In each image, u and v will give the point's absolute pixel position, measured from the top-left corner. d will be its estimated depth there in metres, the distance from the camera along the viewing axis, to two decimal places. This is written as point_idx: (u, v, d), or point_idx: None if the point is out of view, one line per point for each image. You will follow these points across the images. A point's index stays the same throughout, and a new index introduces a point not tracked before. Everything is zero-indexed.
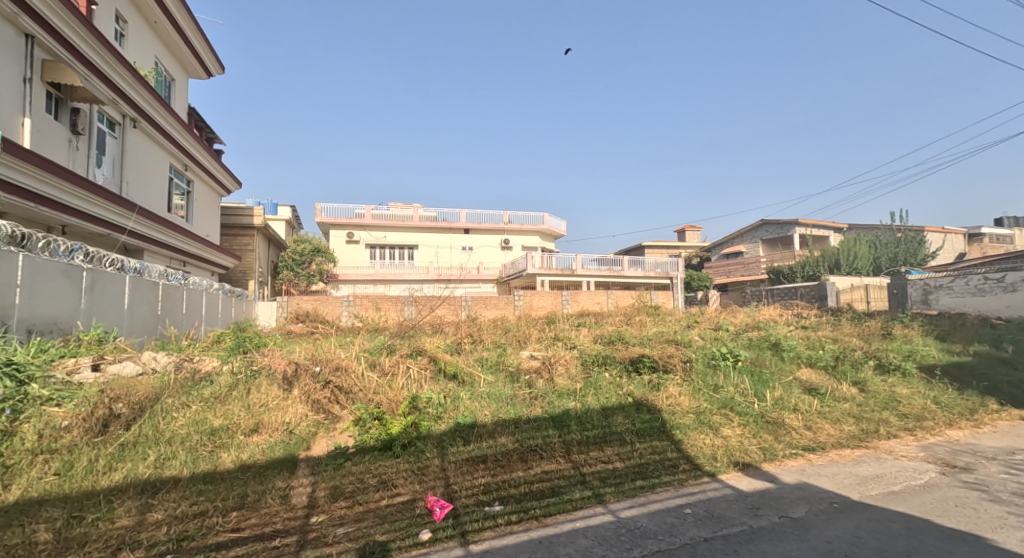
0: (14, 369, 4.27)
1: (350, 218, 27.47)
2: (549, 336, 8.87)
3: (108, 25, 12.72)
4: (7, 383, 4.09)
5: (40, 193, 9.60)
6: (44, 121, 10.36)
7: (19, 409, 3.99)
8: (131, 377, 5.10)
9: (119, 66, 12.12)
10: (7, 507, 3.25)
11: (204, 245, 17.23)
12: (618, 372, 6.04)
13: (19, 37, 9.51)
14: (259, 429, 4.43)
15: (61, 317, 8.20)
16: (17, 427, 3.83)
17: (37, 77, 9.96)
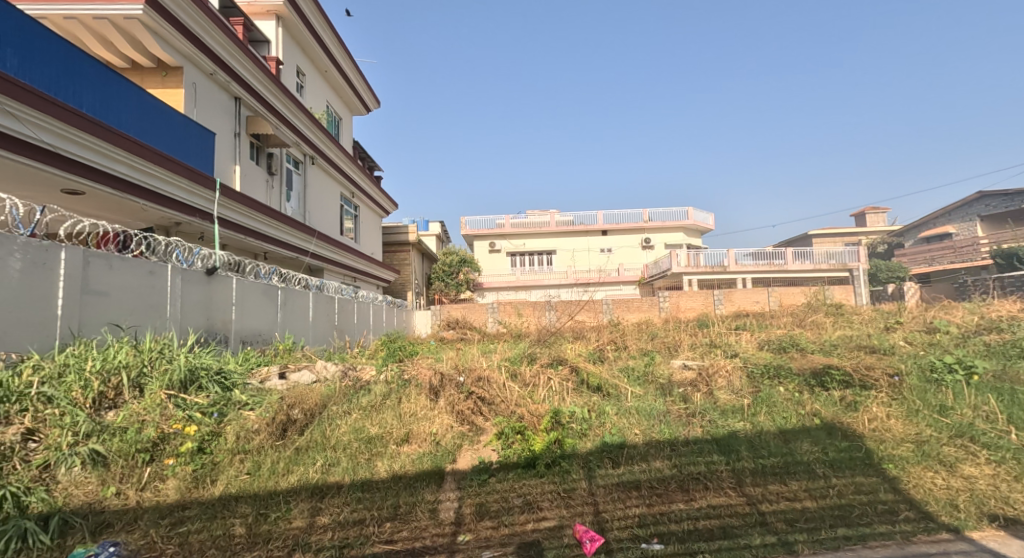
0: (222, 377, 4.84)
1: (491, 229, 28.63)
2: (705, 342, 7.95)
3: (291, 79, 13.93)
4: (216, 389, 4.61)
5: (252, 229, 10.97)
6: (250, 168, 11.73)
7: (223, 412, 4.42)
8: (309, 384, 5.60)
9: (299, 113, 13.66)
10: (213, 500, 3.49)
11: (370, 262, 19.06)
12: (798, 388, 5.10)
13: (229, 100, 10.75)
14: (409, 439, 4.53)
15: (263, 329, 9.20)
16: (223, 428, 4.20)
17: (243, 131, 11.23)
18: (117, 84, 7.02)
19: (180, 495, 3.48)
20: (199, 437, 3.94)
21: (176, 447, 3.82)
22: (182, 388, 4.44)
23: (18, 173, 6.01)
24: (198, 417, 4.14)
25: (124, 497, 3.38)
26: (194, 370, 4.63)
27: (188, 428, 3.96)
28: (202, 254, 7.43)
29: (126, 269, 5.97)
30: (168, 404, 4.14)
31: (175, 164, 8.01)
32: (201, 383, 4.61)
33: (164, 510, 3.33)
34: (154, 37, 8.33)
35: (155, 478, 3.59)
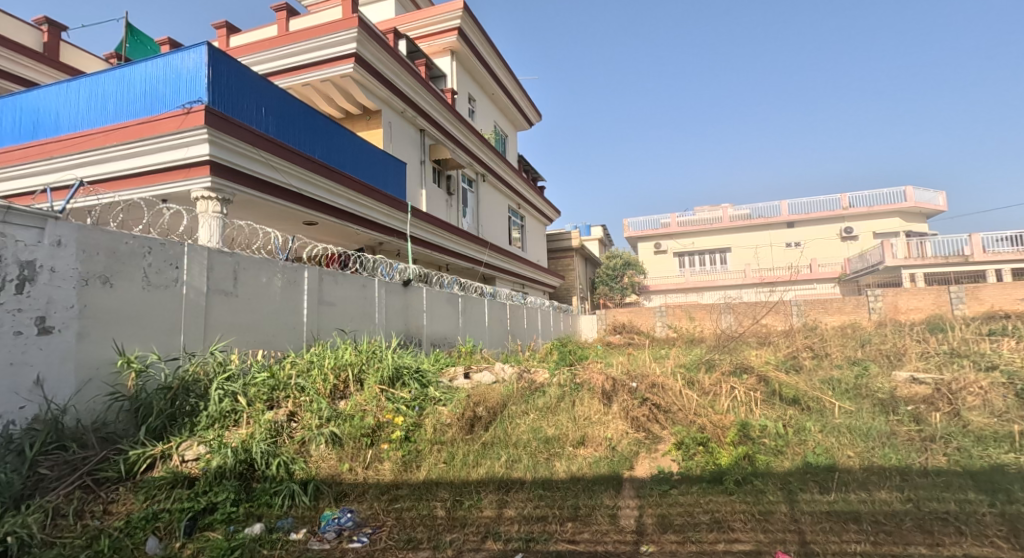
0: (419, 375, 5.49)
1: (656, 229, 27.60)
2: (946, 351, 6.50)
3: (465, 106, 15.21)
4: (416, 386, 5.27)
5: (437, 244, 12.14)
6: (434, 190, 13.09)
7: (423, 406, 5.03)
8: (490, 384, 6.06)
9: (471, 136, 14.86)
10: (419, 483, 3.96)
11: (536, 269, 19.84)
12: None
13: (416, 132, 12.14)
14: (585, 442, 4.62)
15: (448, 333, 10.19)
16: (423, 420, 4.77)
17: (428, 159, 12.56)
18: (339, 133, 8.48)
19: (393, 475, 4.02)
20: (405, 427, 4.55)
21: (389, 434, 4.44)
22: (390, 384, 5.16)
23: (274, 211, 7.57)
24: (404, 409, 4.78)
25: (355, 473, 3.99)
26: (399, 368, 5.36)
27: (397, 418, 4.60)
28: (400, 268, 8.54)
29: (346, 283, 7.16)
30: (381, 397, 4.86)
31: (378, 194, 9.36)
32: (404, 380, 5.31)
33: (383, 487, 3.87)
34: (360, 88, 9.87)
35: (375, 459, 4.19)
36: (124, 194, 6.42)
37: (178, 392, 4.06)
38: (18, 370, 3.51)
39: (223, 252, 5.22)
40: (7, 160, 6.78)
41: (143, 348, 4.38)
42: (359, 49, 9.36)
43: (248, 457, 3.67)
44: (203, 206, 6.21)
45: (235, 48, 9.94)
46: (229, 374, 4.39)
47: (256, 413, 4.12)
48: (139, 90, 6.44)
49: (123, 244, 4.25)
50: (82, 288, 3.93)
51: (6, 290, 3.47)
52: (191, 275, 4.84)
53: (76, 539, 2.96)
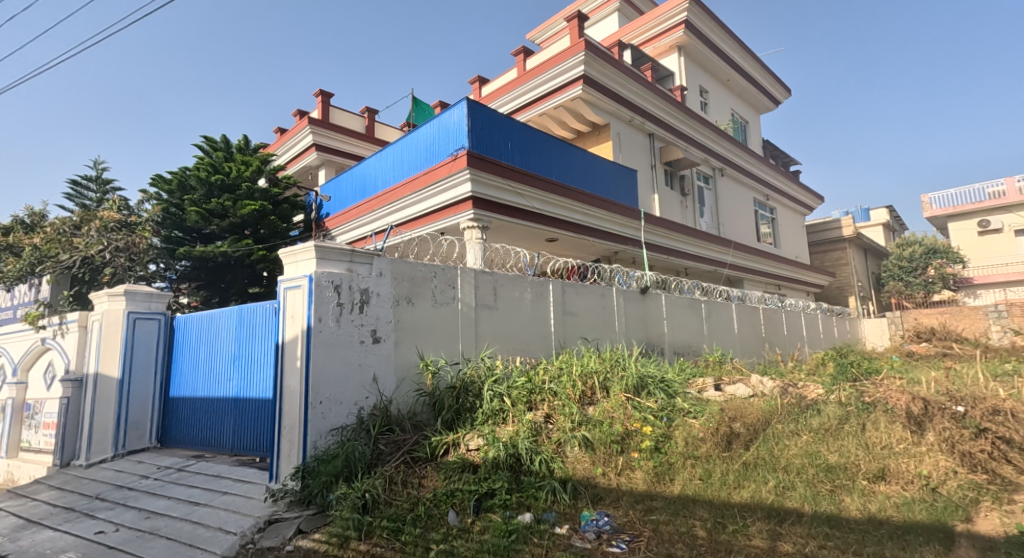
0: (665, 385, 5.35)
1: (979, 204, 21.61)
2: None
3: (697, 100, 14.33)
4: (662, 396, 5.14)
5: (671, 248, 11.54)
6: (668, 193, 12.64)
7: (671, 417, 4.85)
8: (746, 398, 5.53)
9: (706, 130, 13.89)
10: (675, 498, 3.84)
11: (794, 267, 17.32)
12: None
13: (647, 137, 12.02)
14: (887, 478, 3.87)
15: (693, 341, 9.68)
16: (673, 432, 4.60)
17: (660, 162, 12.30)
18: (573, 152, 8.99)
19: (646, 486, 3.99)
20: (655, 437, 4.49)
21: (638, 443, 4.44)
22: (635, 393, 5.16)
23: (521, 232, 8.39)
24: (652, 419, 4.71)
25: (609, 477, 4.09)
26: (643, 378, 5.33)
27: (645, 427, 4.57)
28: (636, 275, 8.50)
29: (587, 293, 7.47)
30: (628, 405, 4.89)
31: (611, 204, 9.58)
32: (649, 389, 5.24)
33: (636, 495, 3.88)
34: (590, 106, 10.30)
35: (626, 467, 4.23)
36: (417, 231, 7.98)
37: (461, 391, 4.87)
38: (363, 370, 4.69)
39: (485, 272, 6.03)
40: (347, 216, 9.14)
41: (436, 353, 5.35)
42: (587, 70, 9.83)
43: (516, 452, 4.12)
44: (468, 234, 7.28)
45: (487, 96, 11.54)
46: (496, 378, 5.01)
47: (519, 413, 4.60)
48: (421, 145, 7.95)
49: (419, 271, 5.29)
50: (396, 307, 5.03)
51: (354, 311, 4.66)
52: (464, 293, 5.73)
53: (403, 502, 3.78)
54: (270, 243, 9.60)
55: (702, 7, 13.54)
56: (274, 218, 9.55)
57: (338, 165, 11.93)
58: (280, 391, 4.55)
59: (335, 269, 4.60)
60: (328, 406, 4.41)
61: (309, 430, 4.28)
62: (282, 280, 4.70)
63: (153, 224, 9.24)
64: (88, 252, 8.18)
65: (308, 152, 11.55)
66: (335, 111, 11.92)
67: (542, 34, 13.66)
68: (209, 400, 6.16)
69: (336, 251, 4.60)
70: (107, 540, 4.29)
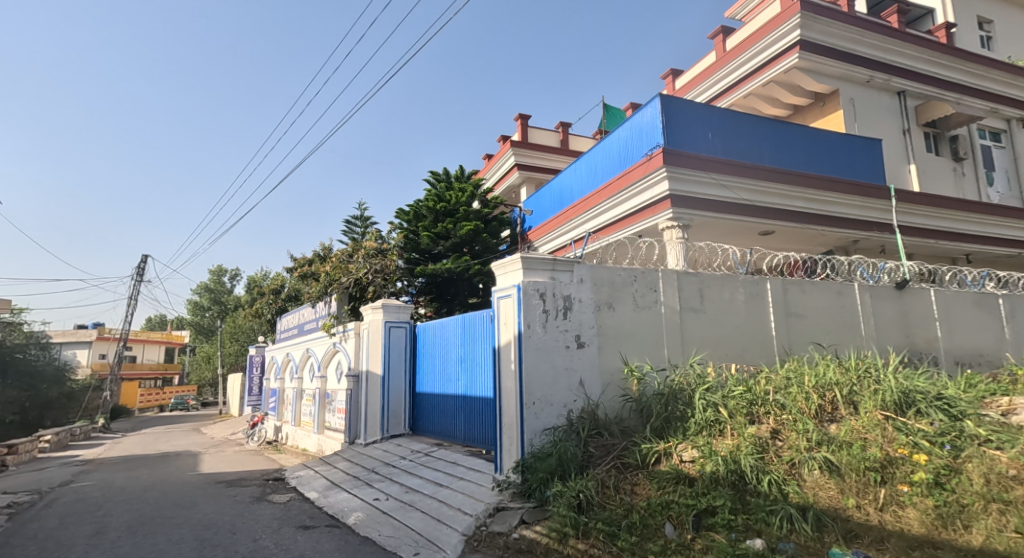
0: (945, 402, 4.16)
1: None
2: None
3: (973, 35, 11.06)
4: (942, 417, 3.96)
5: (940, 228, 9.18)
6: (932, 161, 10.10)
7: (957, 445, 3.72)
8: None
9: (993, 71, 10.62)
10: (972, 550, 2.94)
11: None
12: None
13: (894, 97, 9.85)
14: None
15: (984, 347, 7.49)
16: (961, 465, 3.54)
17: (915, 125, 9.94)
18: (790, 129, 7.90)
19: (923, 529, 3.16)
20: (933, 469, 3.49)
21: (907, 475, 3.52)
22: (898, 411, 4.13)
23: (731, 227, 7.71)
24: (926, 445, 3.69)
25: (865, 512, 3.36)
26: (908, 393, 4.23)
27: (916, 455, 3.61)
28: (889, 267, 7.03)
29: (818, 291, 6.44)
30: (887, 426, 3.96)
31: (845, 184, 8.12)
32: (919, 408, 4.12)
33: (911, 540, 3.08)
34: (810, 75, 8.94)
35: (892, 501, 3.41)
36: (616, 236, 7.96)
37: (669, 398, 4.66)
38: (570, 374, 4.87)
39: (690, 274, 5.69)
40: (549, 227, 9.60)
41: (640, 359, 5.25)
42: (805, 33, 8.57)
43: (739, 468, 3.72)
44: (669, 234, 6.96)
45: (685, 87, 10.92)
46: (708, 386, 4.65)
47: (739, 425, 4.17)
48: (616, 150, 7.92)
49: (618, 275, 5.27)
50: (597, 312, 5.10)
51: (558, 317, 4.89)
52: (667, 296, 5.50)
53: (617, 508, 3.76)
54: (484, 258, 10.73)
55: None
56: (486, 235, 10.68)
57: (542, 180, 12.65)
58: (499, 391, 5.01)
59: (538, 278, 4.90)
60: (541, 407, 4.70)
61: (526, 428, 4.62)
62: (496, 290, 5.17)
63: (398, 249, 10.89)
64: (358, 274, 10.05)
65: (511, 171, 12.58)
66: (533, 131, 12.74)
67: (745, 7, 12.39)
68: (444, 397, 7.13)
69: (540, 260, 4.89)
70: (382, 506, 5.30)
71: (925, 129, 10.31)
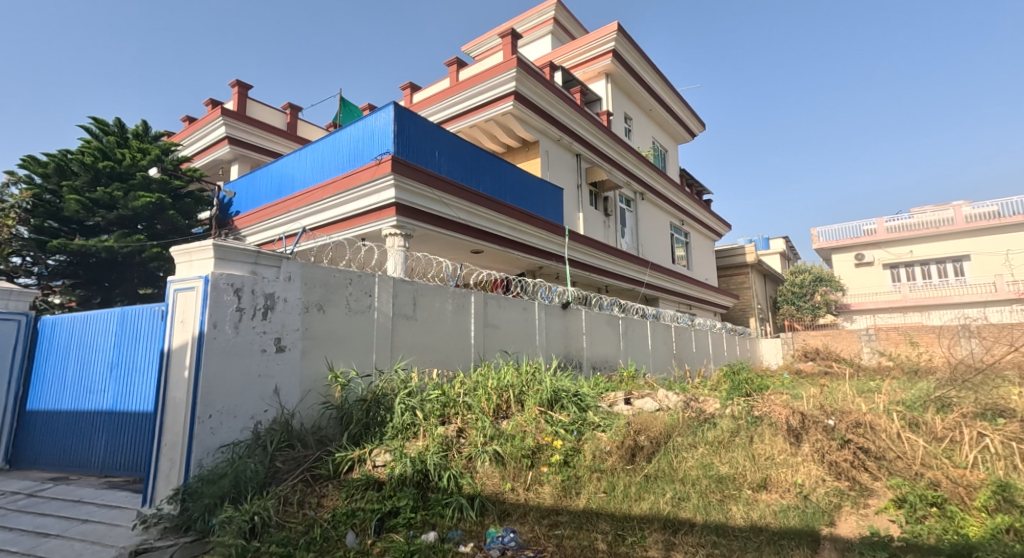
0: (577, 398, 5.29)
1: (857, 238, 23.85)
2: None
3: (622, 126, 14.80)
4: (574, 410, 5.07)
5: (592, 264, 11.81)
6: (593, 213, 12.98)
7: (581, 431, 4.81)
8: (653, 412, 5.58)
9: (632, 155, 14.38)
10: (579, 511, 3.76)
11: (707, 288, 18.00)
12: None
13: (573, 157, 12.34)
14: (768, 486, 4.11)
15: (609, 356, 9.82)
16: (581, 445, 4.57)
17: (585, 182, 12.62)
18: (501, 164, 9.02)
19: (553, 500, 3.89)
20: (564, 452, 4.41)
21: (548, 458, 4.36)
22: (549, 407, 5.09)
23: (445, 242, 8.32)
24: (562, 433, 4.65)
25: (517, 492, 3.99)
26: (557, 391, 5.25)
27: (555, 441, 4.50)
28: (558, 290, 8.65)
29: (509, 306, 7.47)
30: (541, 419, 4.83)
31: (537, 219, 9.67)
32: (562, 403, 5.16)
33: (543, 510, 3.77)
34: (520, 122, 10.44)
35: (535, 482, 4.14)
36: (335, 236, 7.68)
37: (371, 404, 4.64)
38: (264, 382, 4.38)
39: (404, 281, 5.86)
40: (260, 216, 8.58)
41: (346, 365, 5.10)
42: (518, 86, 9.98)
43: (424, 468, 3.94)
44: (391, 241, 7.08)
45: (417, 104, 11.40)
46: (410, 390, 4.84)
47: (431, 426, 4.45)
48: (345, 148, 7.66)
49: (333, 277, 5.05)
50: (304, 314, 4.75)
51: (256, 317, 4.35)
52: (381, 302, 5.53)
53: (298, 524, 3.52)
54: (166, 239, 8.93)
55: (629, 38, 14.07)
56: (175, 213, 8.90)
57: (253, 162, 11.27)
58: (164, 404, 4.14)
59: (236, 271, 4.28)
60: (219, 420, 4.05)
61: (195, 446, 3.90)
62: (174, 280, 4.30)
63: (20, 212, 8.35)
64: None
65: (219, 145, 10.85)
66: (253, 104, 11.31)
67: (477, 48, 13.76)
68: (80, 412, 5.51)
69: (239, 252, 4.28)
70: None
71: (590, 187, 13.20)
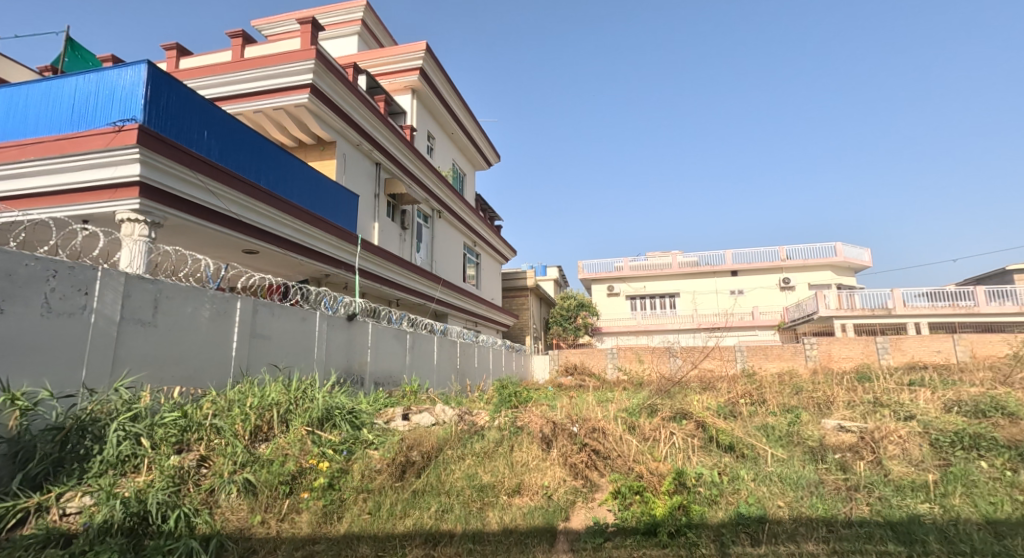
0: (352, 416, 5.02)
1: (610, 271, 28.28)
2: (875, 390, 7.98)
3: (424, 143, 14.98)
4: (347, 428, 4.79)
5: (384, 276, 11.52)
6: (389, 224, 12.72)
7: (351, 450, 4.56)
8: (428, 427, 5.62)
9: (433, 174, 14.61)
10: (337, 537, 3.51)
11: (492, 307, 19.16)
12: (954, 415, 6.14)
13: (372, 165, 11.97)
14: (521, 490, 4.47)
15: (393, 371, 9.58)
16: (350, 466, 4.33)
17: (383, 193, 12.33)
18: (289, 160, 8.23)
19: (310, 529, 3.56)
20: (329, 474, 4.10)
21: (310, 482, 4.00)
22: (318, 426, 4.69)
23: (211, 238, 7.18)
24: (329, 454, 4.33)
25: (267, 526, 3.54)
26: (329, 408, 4.89)
27: (321, 463, 4.16)
28: (345, 301, 8.18)
29: (284, 315, 6.76)
30: (308, 439, 4.42)
31: (327, 224, 9.04)
32: (334, 421, 4.82)
33: (297, 542, 3.41)
34: (316, 119, 9.73)
35: (292, 510, 3.75)
36: (36, 212, 5.94)
37: (73, 434, 3.60)
38: None
39: (143, 279, 4.83)
40: None
41: (35, 383, 3.90)
42: (317, 81, 9.29)
43: (142, 508, 3.23)
44: (128, 229, 5.80)
45: (186, 71, 9.74)
46: (135, 414, 3.94)
47: (161, 457, 3.68)
48: (67, 103, 6.07)
49: (22, 266, 3.85)
50: None
51: None
52: (103, 302, 4.42)
53: None
54: None
55: (437, 59, 14.39)
56: None
57: None
58: None
59: None
60: None
61: None
62: None
63: None
64: None
65: None
66: None
67: (271, 26, 12.45)
68: None
69: None
70: None
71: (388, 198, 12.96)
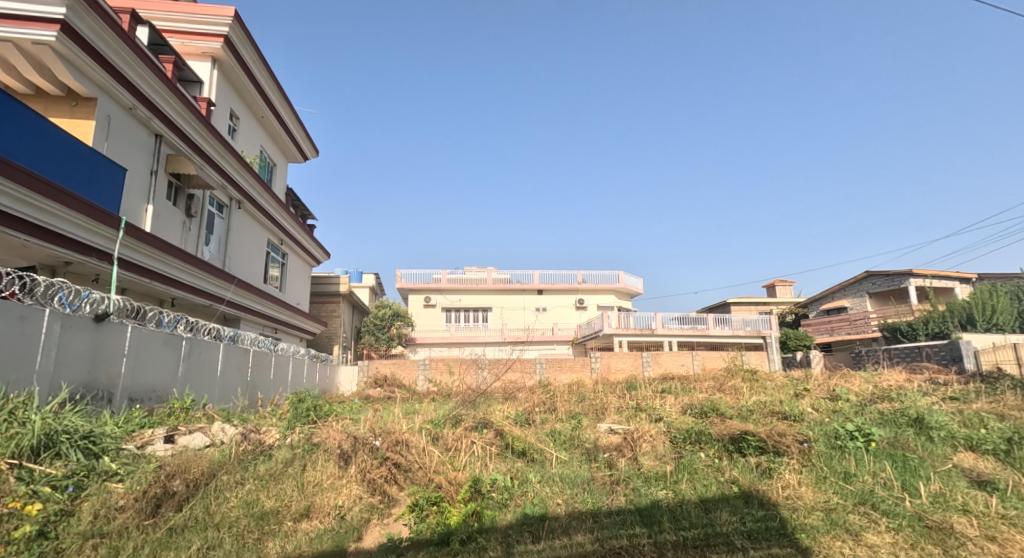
0: (90, 441, 4.10)
1: (428, 283, 28.41)
2: (641, 396, 9.44)
3: (224, 122, 13.20)
4: (79, 457, 3.88)
5: (157, 270, 9.72)
6: (168, 209, 10.81)
7: (80, 486, 3.70)
8: (200, 450, 4.88)
9: (234, 159, 12.90)
10: None
11: (296, 313, 17.59)
12: (692, 416, 7.57)
13: (150, 137, 10.07)
14: (310, 513, 4.14)
15: (159, 385, 8.03)
16: (75, 507, 3.53)
17: (164, 170, 10.46)
18: (12, 107, 6.41)
19: None
20: (41, 519, 3.29)
21: (6, 533, 3.15)
22: (32, 459, 3.70)
23: None
24: (44, 493, 3.46)
25: None
26: (51, 433, 3.88)
27: (28, 507, 3.31)
28: (93, 296, 6.64)
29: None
30: (10, 477, 3.47)
31: (74, 198, 7.26)
32: (57, 450, 3.85)
33: None
34: (66, 66, 7.81)
35: None
36: None
37: None
38: None
39: None
40: None
41: None
42: (75, 20, 7.50)
43: None
44: None
45: None
46: None
47: None
48: None
49: None
50: None
51: None
52: None
53: None
54: None
55: (247, 31, 12.87)
56: None
57: None
58: None
59: None
60: None
61: None
62: None
63: None
64: None
65: None
66: None
67: None
68: None
69: None
70: None
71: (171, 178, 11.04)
